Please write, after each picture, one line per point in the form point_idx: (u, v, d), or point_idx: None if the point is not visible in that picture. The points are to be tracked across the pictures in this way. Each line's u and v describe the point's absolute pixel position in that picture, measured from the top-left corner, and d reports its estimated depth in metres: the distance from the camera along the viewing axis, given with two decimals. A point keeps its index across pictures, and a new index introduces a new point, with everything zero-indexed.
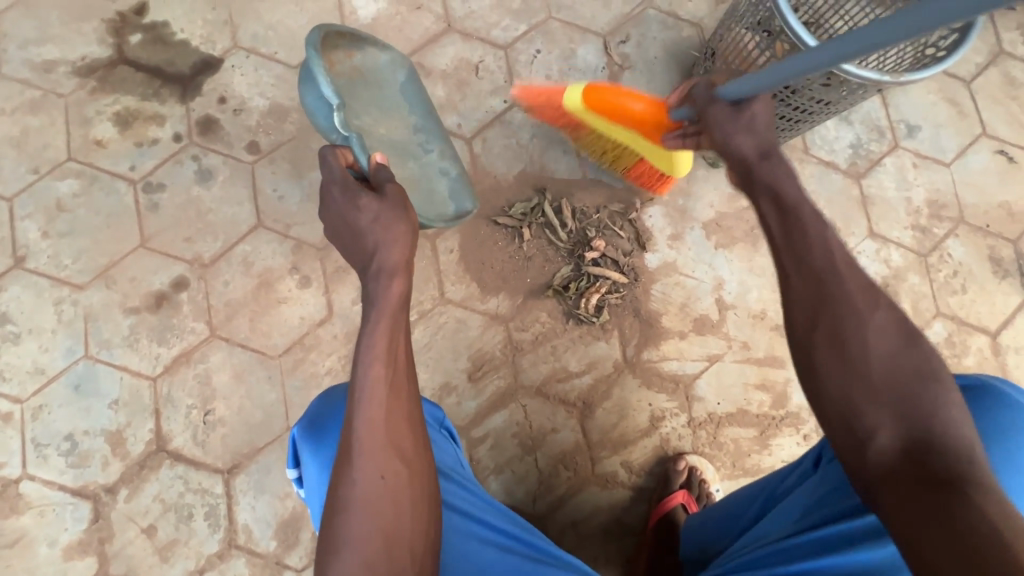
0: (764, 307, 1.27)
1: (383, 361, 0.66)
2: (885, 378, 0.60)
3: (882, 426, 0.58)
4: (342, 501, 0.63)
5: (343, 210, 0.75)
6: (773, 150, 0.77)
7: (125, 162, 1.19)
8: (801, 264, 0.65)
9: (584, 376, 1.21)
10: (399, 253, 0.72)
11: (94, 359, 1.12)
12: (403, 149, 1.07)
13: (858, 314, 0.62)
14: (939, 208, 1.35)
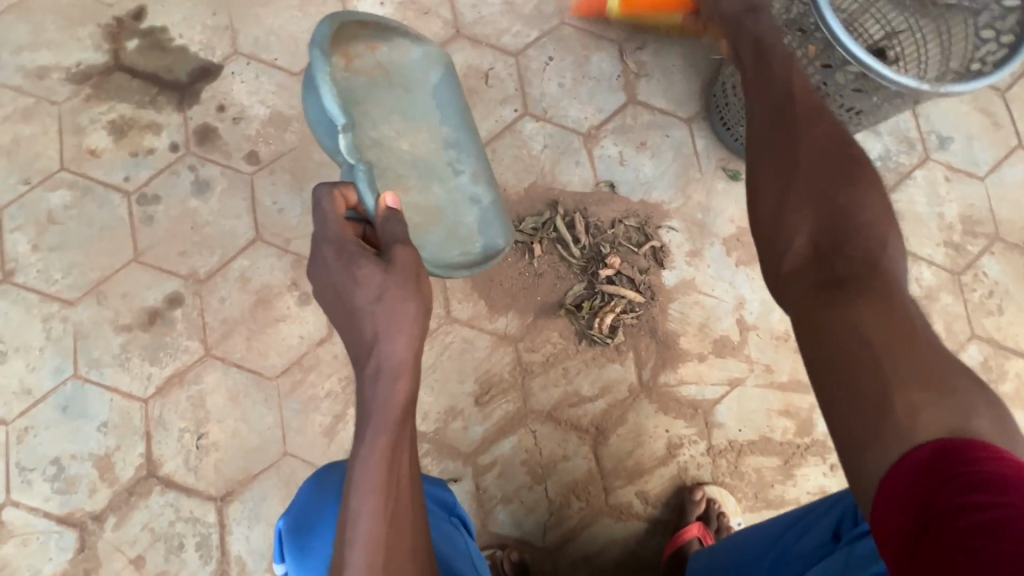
0: (788, 328, 1.21)
1: (381, 493, 0.56)
2: (813, 182, 0.59)
3: (802, 225, 0.57)
4: None
5: (341, 284, 0.64)
6: (761, 10, 0.81)
7: (119, 173, 1.14)
8: (761, 91, 0.70)
9: (598, 400, 1.14)
10: (405, 346, 0.60)
11: (83, 379, 1.07)
12: (428, 168, 1.00)
13: (797, 136, 0.63)
14: (974, 224, 1.28)
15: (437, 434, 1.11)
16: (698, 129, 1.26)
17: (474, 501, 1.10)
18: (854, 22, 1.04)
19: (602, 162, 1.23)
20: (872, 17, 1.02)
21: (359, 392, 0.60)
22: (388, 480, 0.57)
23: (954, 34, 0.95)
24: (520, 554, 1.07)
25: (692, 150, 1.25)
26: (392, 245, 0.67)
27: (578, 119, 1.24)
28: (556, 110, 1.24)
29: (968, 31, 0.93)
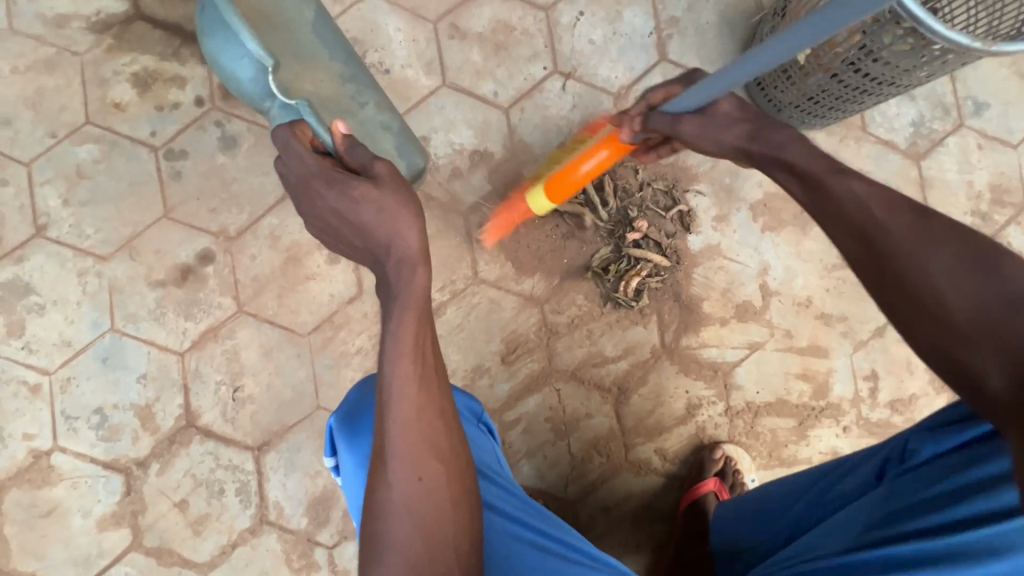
0: (810, 294, 1.22)
1: (411, 359, 0.62)
2: (971, 321, 0.51)
3: (988, 373, 0.49)
4: (380, 503, 0.62)
5: (339, 206, 0.67)
6: (762, 124, 0.68)
7: (146, 127, 1.13)
8: (829, 212, 0.61)
9: (621, 360, 1.17)
10: (417, 238, 0.64)
11: (120, 333, 1.10)
12: (338, 105, 0.96)
13: (902, 253, 0.55)
14: (1002, 193, 1.27)
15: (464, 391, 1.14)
16: None
17: None
18: None
19: None
20: None
21: (383, 279, 0.65)
22: (416, 356, 0.63)
23: None
24: (544, 504, 1.12)
25: None
26: (367, 163, 0.70)
27: (608, 78, 1.22)
28: (587, 68, 1.22)
29: None
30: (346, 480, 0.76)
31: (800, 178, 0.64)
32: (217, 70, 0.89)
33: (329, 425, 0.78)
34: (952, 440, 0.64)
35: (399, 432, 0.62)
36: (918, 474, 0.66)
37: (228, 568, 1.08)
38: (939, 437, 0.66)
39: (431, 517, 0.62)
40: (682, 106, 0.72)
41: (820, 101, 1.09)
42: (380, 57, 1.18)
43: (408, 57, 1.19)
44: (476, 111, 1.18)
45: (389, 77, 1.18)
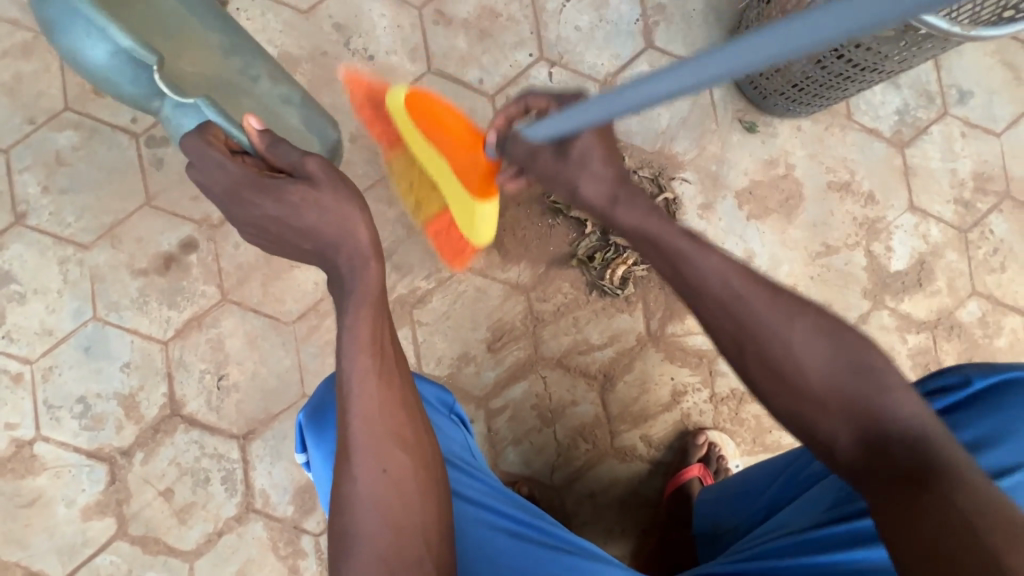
0: (795, 282, 1.23)
1: (369, 354, 0.63)
2: (827, 391, 0.56)
3: (838, 431, 0.56)
4: (346, 497, 0.63)
5: (279, 210, 0.64)
6: (622, 188, 0.70)
7: (126, 114, 1.12)
8: (693, 287, 0.62)
9: (606, 348, 1.18)
10: (368, 235, 0.63)
11: (103, 322, 1.09)
12: (222, 82, 0.87)
13: (765, 325, 0.58)
14: (985, 181, 1.28)
15: (450, 379, 1.15)
16: None
17: (485, 442, 1.15)
18: None
19: None
20: None
21: (337, 278, 0.65)
22: (375, 350, 0.64)
23: None
24: (530, 490, 1.13)
25: (709, 100, 1.22)
26: (300, 162, 0.66)
27: (594, 66, 1.21)
28: (573, 55, 1.21)
29: None
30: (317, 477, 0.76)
31: (663, 252, 0.64)
32: (65, 57, 0.75)
33: (299, 423, 0.78)
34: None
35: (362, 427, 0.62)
36: None
37: (214, 556, 1.08)
38: None
39: (398, 509, 0.62)
40: (543, 134, 0.68)
41: (805, 88, 1.10)
42: (365, 43, 1.17)
43: (393, 43, 1.17)
44: (461, 98, 1.18)
45: (374, 63, 1.17)
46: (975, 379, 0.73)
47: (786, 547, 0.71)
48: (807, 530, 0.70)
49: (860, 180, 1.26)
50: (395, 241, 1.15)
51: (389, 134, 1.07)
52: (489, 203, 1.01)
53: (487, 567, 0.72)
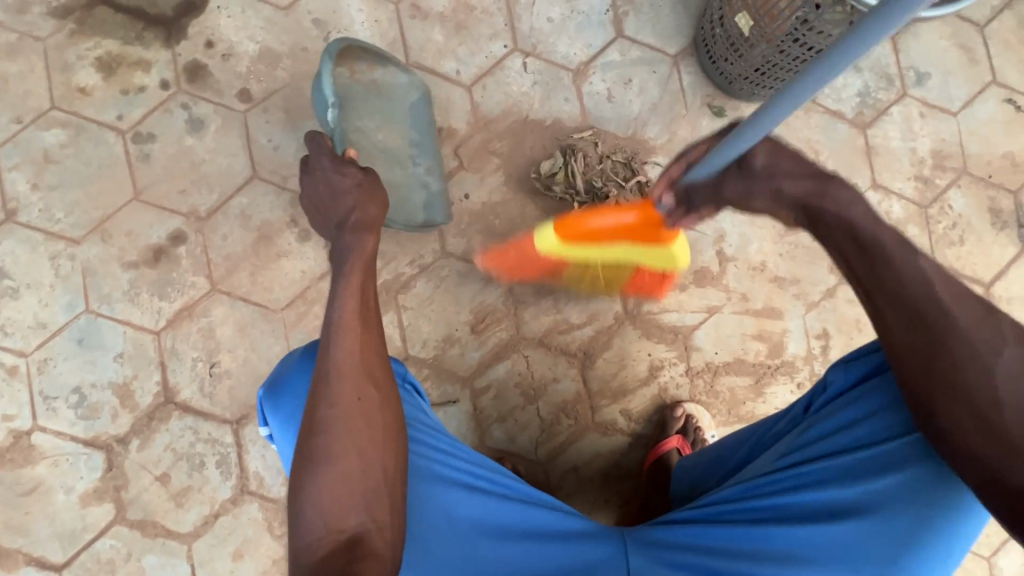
0: (764, 259, 1.28)
1: (358, 299, 0.79)
2: (1015, 423, 0.65)
3: (1018, 470, 0.63)
4: (322, 421, 0.71)
5: (330, 176, 0.91)
6: (830, 185, 0.75)
7: (112, 111, 1.15)
8: (895, 297, 0.70)
9: (586, 327, 1.22)
10: (375, 211, 0.89)
11: (95, 314, 1.12)
12: (394, 155, 1.13)
13: (972, 353, 0.67)
14: (943, 158, 1.34)
15: (435, 360, 1.19)
16: (685, 65, 1.28)
17: (471, 420, 1.19)
18: None
19: (590, 98, 1.25)
20: None
21: (339, 244, 0.85)
22: (357, 297, 0.79)
23: None
24: (514, 465, 1.17)
25: (678, 87, 1.27)
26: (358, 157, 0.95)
27: (566, 55, 1.26)
28: (546, 45, 1.25)
29: None
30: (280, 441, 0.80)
31: (863, 250, 0.73)
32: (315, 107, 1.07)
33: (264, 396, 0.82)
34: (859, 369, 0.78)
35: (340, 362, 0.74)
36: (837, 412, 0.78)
37: (211, 537, 1.11)
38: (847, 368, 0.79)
39: (361, 437, 0.71)
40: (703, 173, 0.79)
41: (766, 73, 1.15)
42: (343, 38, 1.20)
43: (371, 38, 1.21)
44: (439, 89, 1.22)
45: None
46: None
47: (739, 493, 0.79)
48: (760, 477, 0.79)
49: (824, 160, 1.31)
50: None
51: (547, 264, 1.19)
52: (676, 241, 1.09)
53: (443, 517, 0.77)
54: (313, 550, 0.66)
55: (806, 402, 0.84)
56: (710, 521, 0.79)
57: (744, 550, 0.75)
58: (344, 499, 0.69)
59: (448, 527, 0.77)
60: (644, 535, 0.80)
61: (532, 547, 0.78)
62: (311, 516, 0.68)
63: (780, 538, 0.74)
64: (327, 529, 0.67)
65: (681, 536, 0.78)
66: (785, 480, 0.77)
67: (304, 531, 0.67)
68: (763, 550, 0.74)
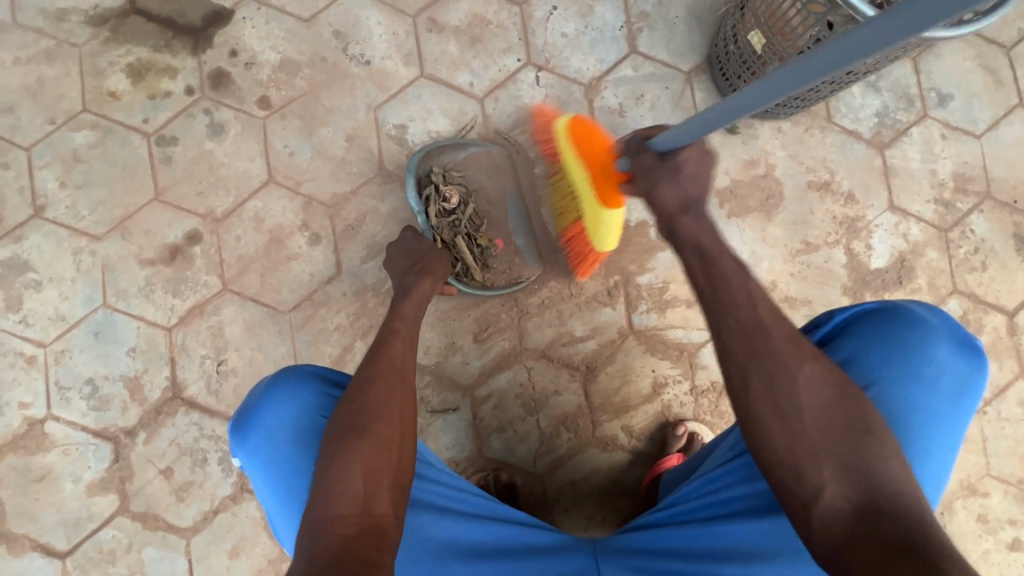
0: (775, 278, 1.26)
1: (404, 321, 0.94)
2: (820, 436, 0.68)
3: (827, 486, 0.66)
4: (352, 400, 0.79)
5: (408, 242, 1.08)
6: (693, 204, 0.84)
7: (138, 115, 1.20)
8: (729, 311, 0.75)
9: (589, 340, 1.22)
10: (441, 267, 1.05)
11: (112, 309, 1.16)
12: (486, 224, 1.21)
13: (782, 362, 0.71)
14: (965, 182, 1.31)
15: (437, 367, 1.19)
16: (699, 83, 1.28)
17: (471, 429, 1.19)
18: None
19: (602, 112, 1.26)
20: None
21: (403, 282, 1.02)
22: (410, 320, 0.95)
23: None
24: (510, 477, 1.17)
25: (691, 102, 1.27)
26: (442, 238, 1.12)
27: (579, 70, 1.27)
28: (560, 59, 1.27)
29: None
30: (241, 453, 0.80)
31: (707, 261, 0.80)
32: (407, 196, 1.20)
33: (235, 414, 0.82)
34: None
35: (390, 363, 0.85)
36: None
37: (209, 533, 1.13)
38: None
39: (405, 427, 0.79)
40: (668, 144, 0.81)
41: None
42: (362, 50, 1.24)
43: (388, 50, 1.24)
44: (452, 101, 1.24)
45: (370, 68, 1.24)
46: (835, 315, 0.82)
47: (702, 487, 0.82)
48: (715, 473, 0.82)
49: (840, 180, 1.29)
50: (387, 236, 1.20)
51: (551, 150, 1.09)
52: (608, 211, 1.00)
53: (416, 542, 0.78)
54: (345, 523, 0.69)
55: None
56: (677, 523, 0.82)
57: (708, 550, 0.78)
58: (378, 474, 0.73)
59: (422, 550, 0.78)
60: (614, 545, 0.83)
61: (508, 567, 0.80)
62: (344, 492, 0.71)
63: (740, 532, 0.77)
64: (360, 508, 0.71)
65: (649, 543, 0.81)
66: (738, 468, 0.80)
67: (338, 502, 0.71)
68: (729, 547, 0.77)
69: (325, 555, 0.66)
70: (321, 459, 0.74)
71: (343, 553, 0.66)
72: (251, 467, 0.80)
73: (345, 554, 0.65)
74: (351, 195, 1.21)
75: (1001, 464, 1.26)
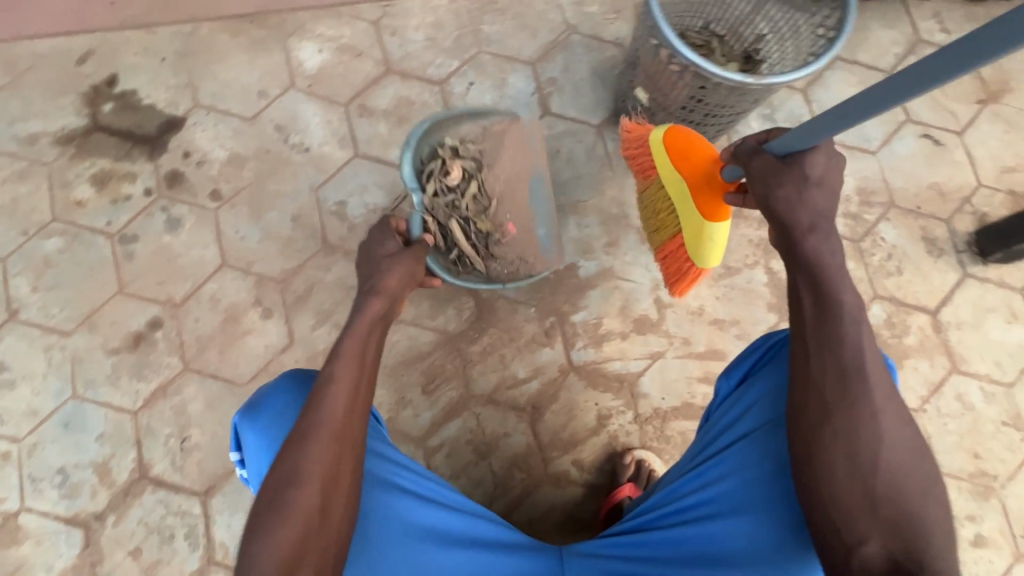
0: (702, 303, 1.33)
1: (352, 359, 0.84)
2: (885, 490, 0.72)
3: (871, 537, 0.70)
4: (289, 461, 0.75)
5: (370, 245, 1.00)
6: (820, 224, 0.82)
7: (103, 218, 1.32)
8: (823, 346, 0.77)
9: (532, 381, 1.28)
10: (393, 283, 0.94)
11: (80, 398, 1.24)
12: (492, 208, 1.24)
13: (866, 399, 0.75)
14: (869, 195, 1.40)
15: (390, 422, 1.25)
16: (609, 133, 1.41)
17: None
18: (729, 28, 1.23)
19: None
20: (744, 23, 1.21)
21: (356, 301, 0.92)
22: (361, 353, 0.85)
23: (802, 32, 1.13)
24: None
25: (604, 151, 1.39)
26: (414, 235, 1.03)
27: None
28: None
29: (812, 30, 1.12)
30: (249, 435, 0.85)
31: (817, 291, 0.80)
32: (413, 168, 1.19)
33: (246, 404, 0.88)
34: (738, 373, 0.92)
35: (315, 417, 0.78)
36: (724, 419, 0.89)
37: None
38: (727, 374, 0.93)
39: (331, 495, 0.75)
40: (788, 147, 0.83)
41: None
42: (301, 138, 1.38)
43: (324, 136, 1.38)
44: (385, 175, 1.37)
45: (309, 154, 1.37)
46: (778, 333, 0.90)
47: (665, 496, 0.90)
48: (677, 482, 0.90)
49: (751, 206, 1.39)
50: (334, 303, 1.30)
51: (644, 166, 1.14)
52: (712, 225, 1.01)
53: (398, 527, 0.83)
54: None
55: (707, 414, 0.96)
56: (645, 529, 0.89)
57: (668, 553, 0.86)
58: (294, 552, 0.71)
59: (402, 535, 0.83)
60: (580, 550, 0.92)
61: (479, 555, 0.87)
62: (256, 562, 0.70)
63: (697, 537, 0.84)
64: None
65: (614, 547, 0.90)
66: (693, 478, 0.87)
67: (251, 571, 0.70)
68: (685, 552, 0.84)
69: None
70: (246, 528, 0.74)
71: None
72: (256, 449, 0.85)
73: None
74: (299, 269, 1.31)
75: (951, 460, 1.29)
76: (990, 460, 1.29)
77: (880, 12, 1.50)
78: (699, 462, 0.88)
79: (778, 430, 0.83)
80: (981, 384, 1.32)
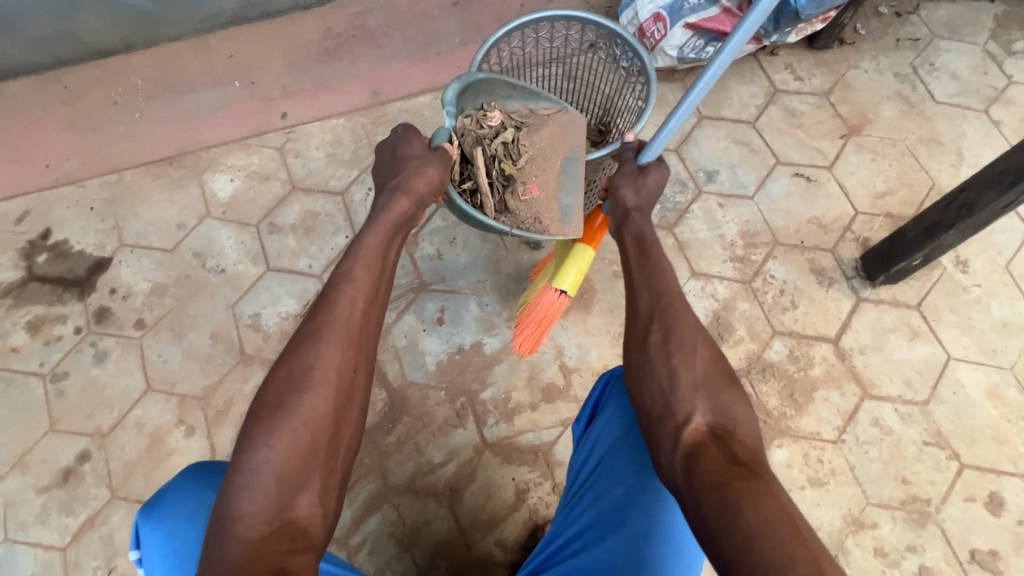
0: (606, 363, 1.38)
1: (366, 262, 0.91)
2: (704, 377, 0.78)
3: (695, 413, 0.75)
4: (305, 360, 0.79)
5: (395, 145, 1.05)
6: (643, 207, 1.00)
7: (36, 361, 1.41)
8: (648, 283, 0.89)
9: (448, 464, 1.30)
10: (402, 204, 0.98)
11: (11, 541, 1.27)
12: (521, 166, 1.16)
13: (680, 314, 0.84)
14: (753, 237, 1.47)
15: None
16: None
17: None
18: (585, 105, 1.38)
19: (422, 261, 1.46)
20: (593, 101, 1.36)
21: (378, 202, 0.99)
22: (373, 263, 0.92)
23: (628, 103, 1.25)
24: None
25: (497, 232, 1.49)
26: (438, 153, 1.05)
27: None
28: None
29: (633, 101, 1.23)
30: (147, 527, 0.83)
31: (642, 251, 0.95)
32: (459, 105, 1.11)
33: (146, 503, 0.87)
34: (584, 416, 0.97)
35: (330, 322, 0.83)
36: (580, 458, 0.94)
37: None
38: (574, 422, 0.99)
39: (348, 409, 0.80)
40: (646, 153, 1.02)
41: None
42: (217, 261, 1.49)
43: (238, 256, 1.49)
44: (296, 283, 1.47)
45: (225, 274, 1.48)
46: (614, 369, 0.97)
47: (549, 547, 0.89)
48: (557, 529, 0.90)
49: None
50: None
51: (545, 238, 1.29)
52: (583, 247, 1.10)
53: None
54: (255, 522, 0.69)
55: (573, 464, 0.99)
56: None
57: None
58: (303, 467, 0.74)
59: None
60: None
61: None
62: (254, 490, 0.71)
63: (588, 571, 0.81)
64: (271, 512, 0.70)
65: None
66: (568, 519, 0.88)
67: (247, 501, 0.70)
68: None
69: (226, 559, 0.66)
70: (241, 436, 0.75)
71: (248, 555, 0.66)
72: (153, 540, 0.83)
73: (249, 560, 0.66)
74: (218, 383, 1.38)
75: (879, 489, 1.26)
76: (919, 484, 1.27)
77: (736, 71, 1.63)
78: (571, 504, 0.90)
79: (618, 449, 0.87)
80: (894, 407, 1.32)
